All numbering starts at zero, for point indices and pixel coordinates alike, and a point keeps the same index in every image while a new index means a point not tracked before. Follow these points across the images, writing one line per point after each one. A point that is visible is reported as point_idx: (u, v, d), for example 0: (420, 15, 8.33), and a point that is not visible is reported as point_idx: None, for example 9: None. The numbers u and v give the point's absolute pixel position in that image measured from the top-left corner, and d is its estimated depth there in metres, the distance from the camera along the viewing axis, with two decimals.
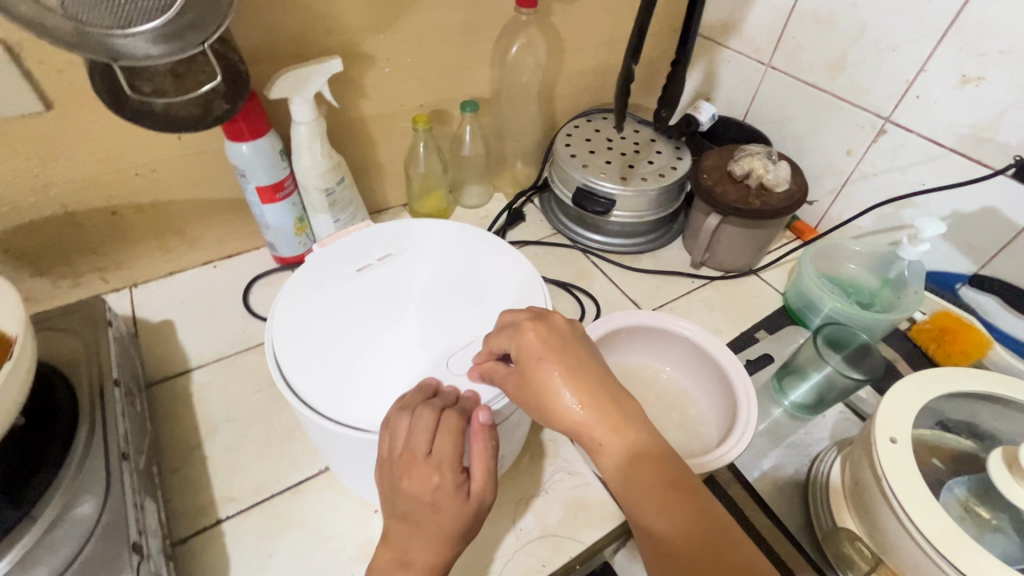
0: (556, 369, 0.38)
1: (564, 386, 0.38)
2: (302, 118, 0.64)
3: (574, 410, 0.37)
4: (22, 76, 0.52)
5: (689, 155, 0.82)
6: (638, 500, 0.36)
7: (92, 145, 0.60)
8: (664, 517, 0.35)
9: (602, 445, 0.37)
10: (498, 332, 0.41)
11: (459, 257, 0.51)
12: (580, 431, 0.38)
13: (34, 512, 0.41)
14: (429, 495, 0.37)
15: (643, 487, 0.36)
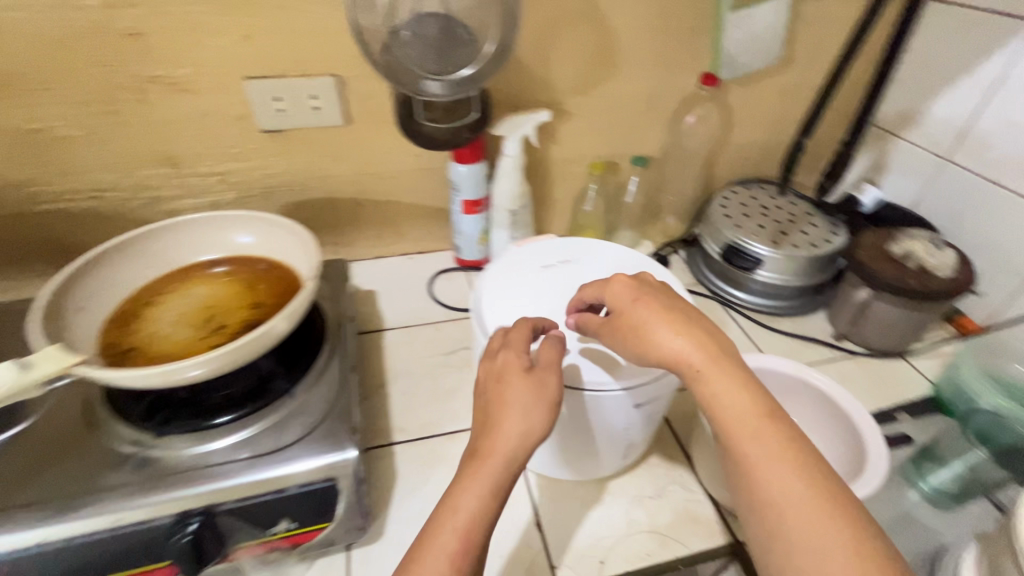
0: (648, 311, 0.47)
1: (657, 323, 0.46)
2: (509, 151, 0.81)
3: (668, 342, 0.45)
4: (341, 100, 0.76)
5: (846, 232, 0.85)
6: (726, 421, 0.42)
7: (362, 152, 0.82)
8: (752, 434, 0.41)
9: (695, 373, 0.44)
10: (592, 284, 0.52)
11: (623, 273, 0.61)
12: (674, 362, 0.45)
13: (296, 393, 0.59)
14: (519, 383, 0.46)
15: (733, 411, 0.42)
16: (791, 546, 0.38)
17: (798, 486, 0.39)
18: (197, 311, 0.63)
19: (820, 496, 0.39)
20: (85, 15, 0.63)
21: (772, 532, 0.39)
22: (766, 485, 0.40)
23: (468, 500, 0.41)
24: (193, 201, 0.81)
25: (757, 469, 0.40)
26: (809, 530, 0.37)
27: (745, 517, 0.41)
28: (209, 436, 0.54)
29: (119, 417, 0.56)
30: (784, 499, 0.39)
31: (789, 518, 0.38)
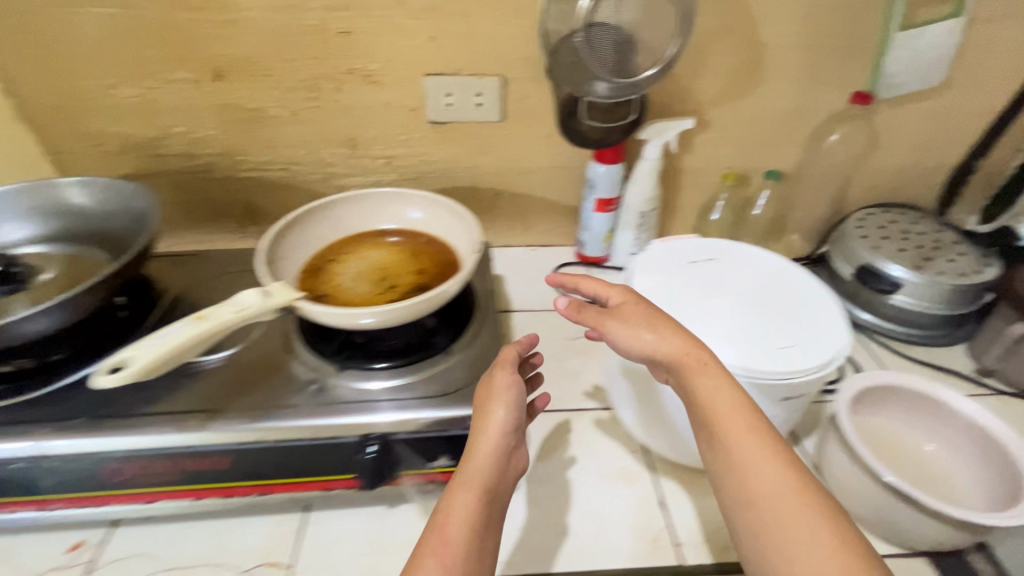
0: (639, 314, 0.56)
1: (649, 325, 0.55)
2: (649, 155, 0.85)
3: (663, 343, 0.53)
4: (501, 98, 0.84)
5: (999, 265, 0.81)
6: (721, 421, 0.50)
7: (510, 147, 0.90)
8: (744, 433, 0.50)
9: (691, 374, 0.52)
10: (588, 277, 0.61)
11: (768, 274, 0.64)
12: (674, 362, 0.53)
13: (453, 349, 0.66)
14: (491, 403, 0.54)
15: (723, 406, 0.51)
16: (781, 534, 0.45)
17: (783, 478, 0.47)
18: (371, 271, 0.72)
19: (798, 485, 0.47)
20: (310, 16, 0.75)
21: (764, 524, 0.46)
22: (757, 478, 0.48)
23: (457, 509, 0.49)
24: (358, 179, 0.92)
25: (747, 461, 0.49)
26: (795, 517, 0.45)
27: (734, 512, 0.49)
28: (382, 376, 0.62)
29: (309, 351, 0.66)
30: (773, 490, 0.47)
31: (779, 509, 0.46)
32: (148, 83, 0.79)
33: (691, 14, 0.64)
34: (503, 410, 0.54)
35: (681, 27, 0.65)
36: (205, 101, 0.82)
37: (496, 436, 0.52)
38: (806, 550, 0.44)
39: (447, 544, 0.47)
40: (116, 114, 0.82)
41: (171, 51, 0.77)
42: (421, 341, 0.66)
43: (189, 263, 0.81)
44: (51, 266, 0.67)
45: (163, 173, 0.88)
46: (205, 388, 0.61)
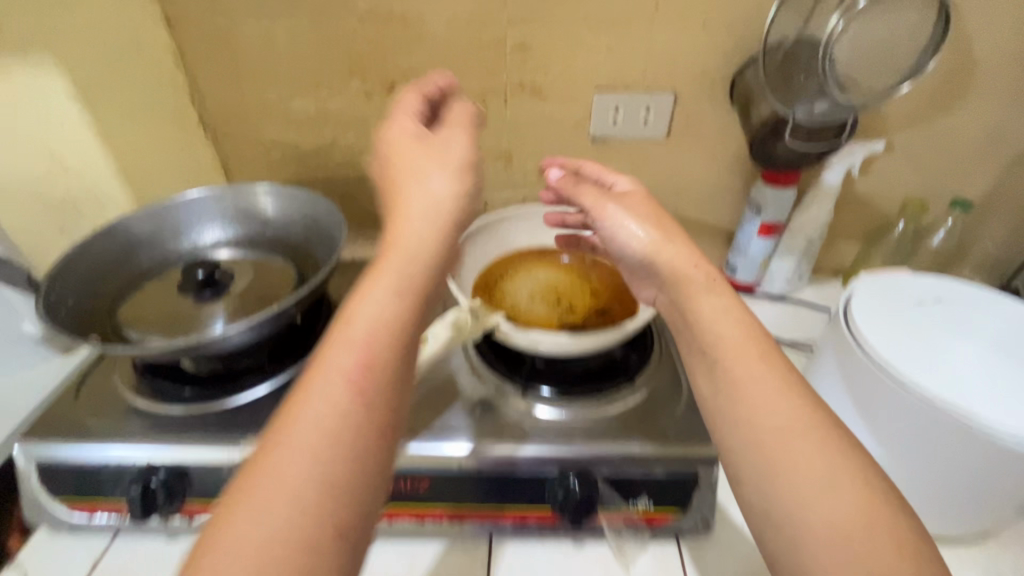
0: (642, 209, 0.57)
1: (651, 223, 0.56)
2: (829, 180, 0.79)
3: (664, 248, 0.54)
4: (670, 115, 0.81)
5: None
6: (726, 346, 0.47)
7: (669, 166, 0.86)
8: (756, 368, 0.45)
9: (694, 292, 0.51)
10: (593, 164, 0.64)
11: (1014, 321, 0.58)
12: (672, 273, 0.53)
13: (639, 378, 0.63)
14: (427, 170, 0.48)
15: (726, 329, 0.48)
16: (791, 470, 0.40)
17: (796, 415, 0.43)
18: (545, 291, 0.70)
19: (816, 427, 0.42)
20: (491, 29, 0.74)
21: (770, 463, 0.41)
22: (765, 410, 0.43)
23: (373, 307, 0.40)
24: (507, 194, 0.91)
25: (757, 390, 0.44)
26: (811, 455, 0.40)
27: (739, 451, 0.44)
28: (577, 405, 0.59)
29: (491, 373, 0.64)
30: (787, 432, 0.42)
31: (792, 447, 0.41)
32: (324, 94, 0.81)
33: (945, 25, 0.57)
34: (437, 203, 0.46)
35: (927, 43, 0.58)
36: (374, 112, 0.83)
37: (432, 234, 0.45)
38: (818, 486, 0.39)
39: (357, 346, 0.38)
40: (288, 123, 0.84)
41: (352, 63, 0.78)
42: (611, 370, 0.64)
43: (351, 274, 0.82)
44: (245, 272, 0.68)
45: (322, 181, 0.90)
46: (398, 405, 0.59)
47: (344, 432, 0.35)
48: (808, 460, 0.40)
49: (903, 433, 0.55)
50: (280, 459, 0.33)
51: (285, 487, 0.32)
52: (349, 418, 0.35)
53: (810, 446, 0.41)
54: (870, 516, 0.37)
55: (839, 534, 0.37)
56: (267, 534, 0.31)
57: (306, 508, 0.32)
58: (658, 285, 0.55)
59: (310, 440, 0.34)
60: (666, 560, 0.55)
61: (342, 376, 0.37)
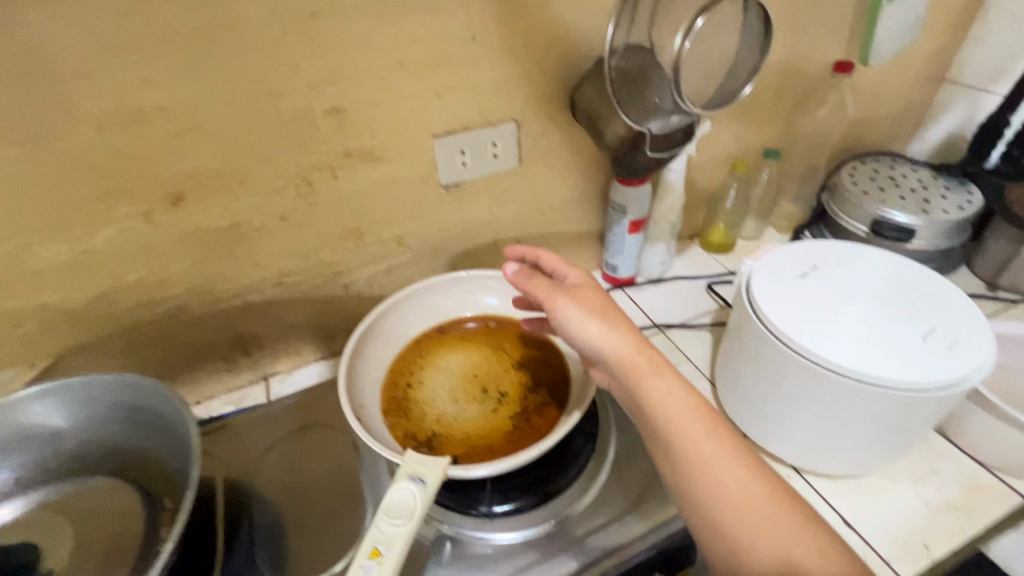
0: (598, 298, 0.52)
1: (601, 315, 0.51)
2: (675, 167, 0.82)
3: (612, 338, 0.49)
4: (517, 142, 0.76)
5: (977, 190, 0.91)
6: (675, 425, 0.46)
7: (528, 191, 0.82)
8: (703, 439, 0.45)
9: (643, 379, 0.48)
10: (551, 253, 0.58)
11: (885, 272, 0.64)
12: (620, 363, 0.49)
13: (601, 445, 0.59)
14: None
15: (671, 407, 0.47)
16: (755, 540, 0.41)
17: (747, 484, 0.43)
18: (464, 385, 0.62)
19: (765, 486, 0.43)
20: (287, 101, 0.60)
21: (732, 534, 0.42)
22: (717, 478, 0.44)
23: None
24: (370, 270, 0.79)
25: (705, 458, 0.44)
26: (770, 523, 0.42)
27: (705, 529, 0.43)
28: (554, 509, 0.53)
29: (447, 510, 0.54)
30: (742, 501, 0.43)
31: (751, 516, 0.42)
32: (77, 232, 0.59)
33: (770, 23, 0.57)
34: None
35: (755, 37, 0.59)
36: (163, 233, 0.63)
37: None
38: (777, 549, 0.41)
39: None
40: (35, 282, 0.60)
41: (105, 183, 0.57)
42: (571, 446, 0.58)
43: (213, 443, 0.63)
44: (64, 534, 0.51)
45: (119, 335, 0.68)
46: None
47: None
48: (764, 525, 0.42)
49: (841, 409, 0.56)
50: None
51: None
52: None
53: (762, 509, 0.42)
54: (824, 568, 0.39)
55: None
56: None
57: None
58: (607, 373, 0.51)
59: None
60: None
61: None
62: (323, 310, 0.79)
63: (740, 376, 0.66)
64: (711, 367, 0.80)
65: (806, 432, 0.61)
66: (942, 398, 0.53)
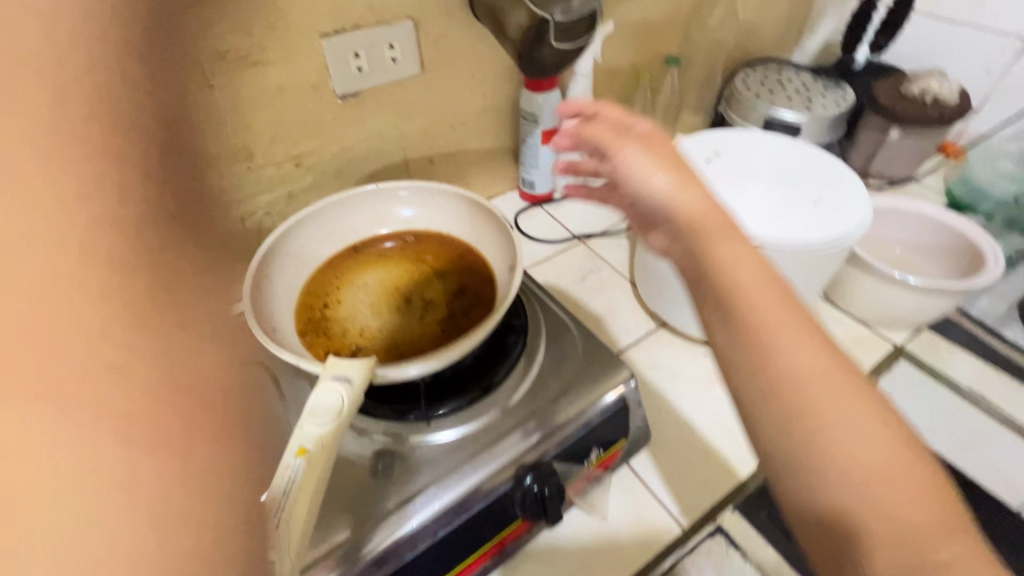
0: (663, 145, 0.43)
1: (673, 167, 0.41)
2: (582, 70, 0.81)
3: (686, 192, 0.39)
4: (417, 46, 0.70)
5: (850, 87, 0.99)
6: (748, 291, 0.33)
7: (434, 103, 0.77)
8: (784, 313, 0.32)
9: (708, 238, 0.36)
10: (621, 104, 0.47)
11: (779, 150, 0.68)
12: (690, 219, 0.38)
13: (532, 342, 0.59)
14: None
15: (741, 268, 0.34)
16: (822, 443, 0.30)
17: (831, 378, 0.31)
18: (387, 298, 0.59)
19: (851, 386, 0.31)
20: None
21: (804, 410, 0.30)
22: (793, 360, 0.31)
23: None
24: (267, 198, 0.71)
25: (787, 335, 0.32)
26: (847, 430, 0.30)
27: (758, 420, 0.32)
28: (491, 403, 0.53)
29: (381, 421, 0.52)
30: (821, 380, 0.31)
31: (828, 414, 0.30)
32: None
33: None
34: None
35: None
36: None
37: None
38: (851, 453, 0.29)
39: None
40: None
41: None
42: (500, 345, 0.58)
43: None
44: None
45: None
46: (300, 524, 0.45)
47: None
48: (841, 428, 0.30)
49: None
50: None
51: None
52: None
53: (845, 409, 0.30)
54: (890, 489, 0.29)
55: (879, 493, 0.29)
56: None
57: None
58: (667, 239, 0.40)
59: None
60: (631, 489, 0.56)
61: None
62: (217, 247, 0.71)
63: (657, 266, 0.69)
64: (629, 268, 0.83)
65: None
66: (834, 256, 0.58)
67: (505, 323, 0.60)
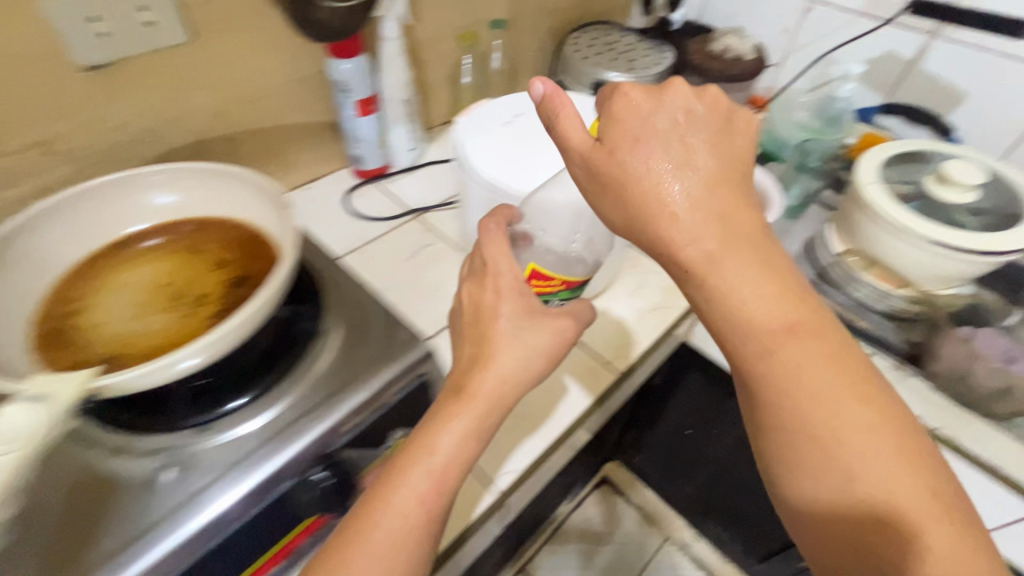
0: (706, 160, 0.44)
1: (692, 176, 0.43)
2: (390, 34, 0.76)
3: (700, 216, 0.43)
4: (181, 9, 0.62)
5: (671, 49, 1.01)
6: (778, 348, 0.43)
7: (221, 73, 0.69)
8: (803, 366, 0.42)
9: (730, 284, 0.42)
10: (631, 98, 0.45)
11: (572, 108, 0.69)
12: (716, 252, 0.42)
13: (326, 324, 0.56)
14: None
15: (764, 314, 0.43)
16: (847, 472, 0.41)
17: (858, 412, 0.42)
18: (152, 296, 0.52)
19: (874, 407, 0.42)
20: None
21: (820, 454, 0.42)
22: (819, 403, 0.42)
23: (441, 448, 0.44)
24: (12, 192, 0.60)
25: (803, 374, 0.42)
26: (863, 454, 0.41)
27: (785, 449, 0.44)
28: (275, 395, 0.51)
29: (146, 433, 0.48)
30: (841, 419, 0.42)
31: (849, 441, 0.41)
32: None
33: None
34: None
35: None
36: None
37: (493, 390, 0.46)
38: (875, 474, 0.41)
39: (431, 473, 0.43)
40: None
41: None
42: (286, 332, 0.54)
43: None
44: None
45: None
46: (26, 551, 0.42)
47: (441, 477, 0.44)
48: (876, 452, 0.41)
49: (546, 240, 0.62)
50: (384, 526, 0.41)
51: (392, 532, 0.41)
52: (445, 470, 0.44)
53: (871, 437, 0.41)
54: (901, 494, 0.40)
55: (899, 514, 0.40)
56: (385, 548, 0.41)
57: (409, 530, 0.42)
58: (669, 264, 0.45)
59: (397, 522, 0.42)
60: None
61: (419, 492, 0.43)
62: None
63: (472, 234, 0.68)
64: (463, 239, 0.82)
65: None
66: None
67: (293, 308, 0.56)
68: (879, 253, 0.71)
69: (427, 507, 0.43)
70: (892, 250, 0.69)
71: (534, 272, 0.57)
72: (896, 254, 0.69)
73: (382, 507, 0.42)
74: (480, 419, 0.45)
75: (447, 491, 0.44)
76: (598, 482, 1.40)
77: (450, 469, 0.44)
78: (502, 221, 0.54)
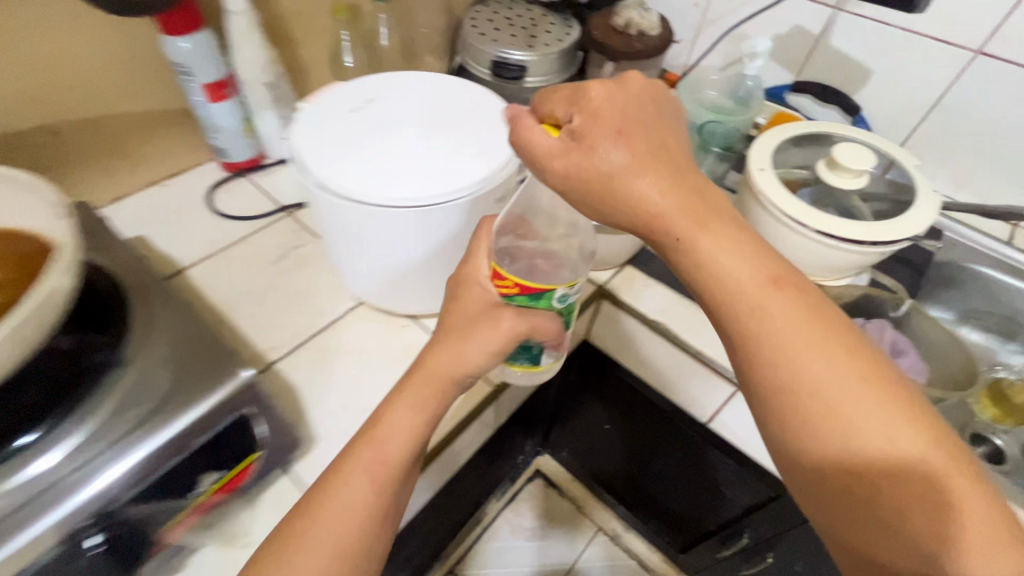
0: (662, 147, 0.41)
1: (655, 167, 0.40)
2: (235, 7, 0.66)
3: (669, 194, 0.40)
4: None
5: (577, 24, 0.95)
6: (756, 303, 0.39)
7: (18, 58, 0.58)
8: (778, 320, 0.39)
9: (695, 238, 0.40)
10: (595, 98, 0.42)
11: (434, 90, 0.59)
12: (680, 217, 0.40)
13: (129, 351, 0.47)
14: None
15: (736, 269, 0.39)
16: (844, 434, 0.36)
17: (841, 366, 0.38)
18: None
19: (858, 363, 0.38)
20: None
21: (807, 419, 0.38)
22: (800, 361, 0.38)
23: (397, 426, 0.46)
24: None
25: (784, 332, 0.38)
26: (858, 411, 0.37)
27: (771, 417, 0.39)
28: (54, 442, 0.42)
29: None
30: (830, 377, 0.37)
31: (836, 400, 0.37)
32: None
33: None
34: None
35: None
36: None
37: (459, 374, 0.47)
38: (874, 433, 0.36)
39: (382, 455, 0.45)
40: None
41: None
42: (72, 368, 0.45)
43: None
44: None
45: None
46: None
47: (386, 459, 0.45)
48: (868, 408, 0.36)
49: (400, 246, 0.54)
50: (329, 505, 0.42)
51: (337, 513, 0.42)
52: (397, 451, 0.45)
53: (858, 395, 0.37)
54: (906, 455, 0.36)
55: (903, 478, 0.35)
56: (327, 529, 0.41)
57: (353, 510, 0.42)
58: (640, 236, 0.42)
59: (342, 505, 0.42)
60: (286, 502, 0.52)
61: (367, 473, 0.44)
62: None
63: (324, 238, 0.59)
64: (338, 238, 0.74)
65: (389, 280, 0.59)
66: (482, 203, 0.53)
67: (84, 338, 0.47)
68: (775, 248, 0.67)
69: (375, 486, 0.44)
70: (784, 244, 0.65)
71: (494, 269, 0.48)
72: (787, 247, 0.65)
73: (329, 486, 0.43)
74: (431, 402, 0.47)
75: (395, 475, 0.45)
76: (531, 475, 1.36)
77: (396, 452, 0.45)
78: (490, 231, 0.51)
